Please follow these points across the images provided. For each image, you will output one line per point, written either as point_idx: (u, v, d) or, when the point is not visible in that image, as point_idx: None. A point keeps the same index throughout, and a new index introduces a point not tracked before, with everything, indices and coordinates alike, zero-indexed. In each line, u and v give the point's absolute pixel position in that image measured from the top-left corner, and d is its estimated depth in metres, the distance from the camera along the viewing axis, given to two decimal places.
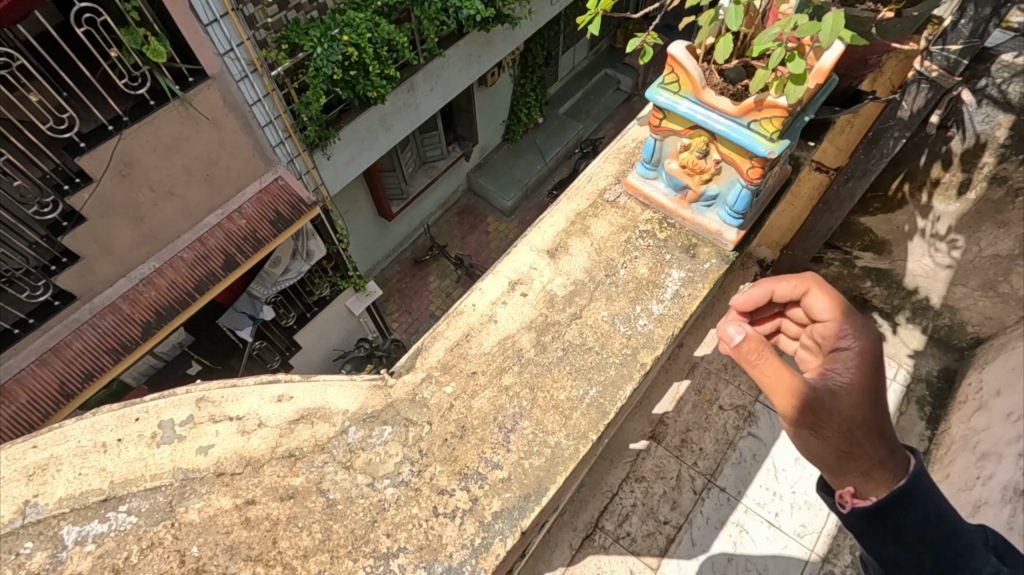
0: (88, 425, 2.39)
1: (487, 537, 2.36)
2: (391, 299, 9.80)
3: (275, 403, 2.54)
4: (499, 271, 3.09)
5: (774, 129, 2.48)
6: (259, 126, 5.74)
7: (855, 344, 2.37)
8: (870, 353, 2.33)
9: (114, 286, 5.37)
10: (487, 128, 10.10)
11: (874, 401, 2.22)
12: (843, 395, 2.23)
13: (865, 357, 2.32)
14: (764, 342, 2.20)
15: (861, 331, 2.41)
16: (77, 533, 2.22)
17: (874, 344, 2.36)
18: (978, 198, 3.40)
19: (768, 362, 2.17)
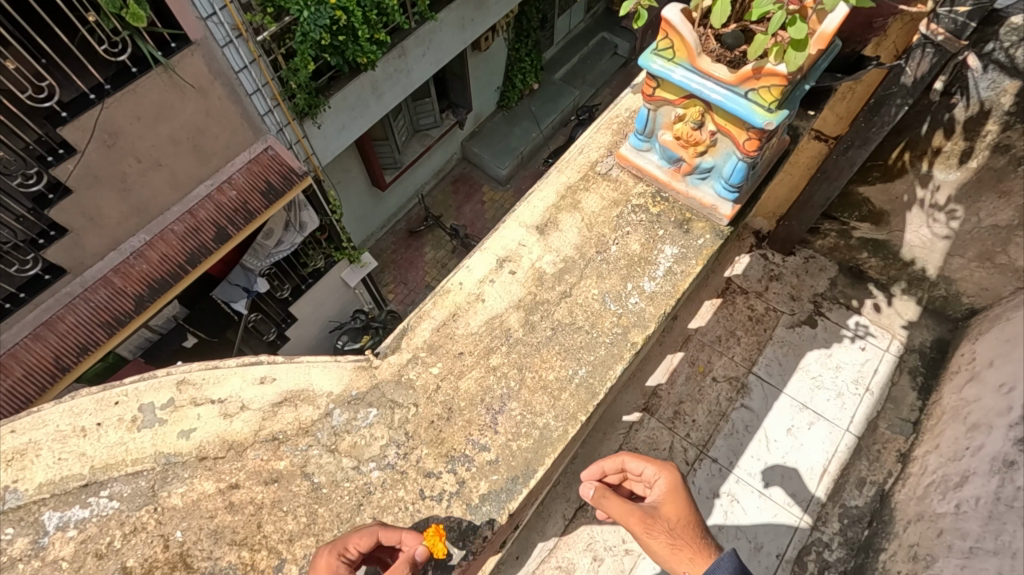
0: (65, 410, 2.68)
1: (475, 519, 2.59)
2: (385, 270, 9.66)
3: (258, 385, 2.82)
4: (487, 249, 3.22)
5: (773, 98, 2.38)
6: (246, 94, 5.49)
7: (664, 481, 2.64)
8: (672, 489, 2.60)
9: (105, 260, 5.28)
10: (481, 95, 9.83)
11: (685, 513, 2.56)
12: (663, 511, 2.56)
13: (668, 495, 2.60)
14: (610, 501, 2.60)
15: (659, 472, 2.66)
16: (57, 519, 2.53)
17: (678, 476, 2.63)
18: (978, 167, 3.28)
19: (615, 512, 2.58)
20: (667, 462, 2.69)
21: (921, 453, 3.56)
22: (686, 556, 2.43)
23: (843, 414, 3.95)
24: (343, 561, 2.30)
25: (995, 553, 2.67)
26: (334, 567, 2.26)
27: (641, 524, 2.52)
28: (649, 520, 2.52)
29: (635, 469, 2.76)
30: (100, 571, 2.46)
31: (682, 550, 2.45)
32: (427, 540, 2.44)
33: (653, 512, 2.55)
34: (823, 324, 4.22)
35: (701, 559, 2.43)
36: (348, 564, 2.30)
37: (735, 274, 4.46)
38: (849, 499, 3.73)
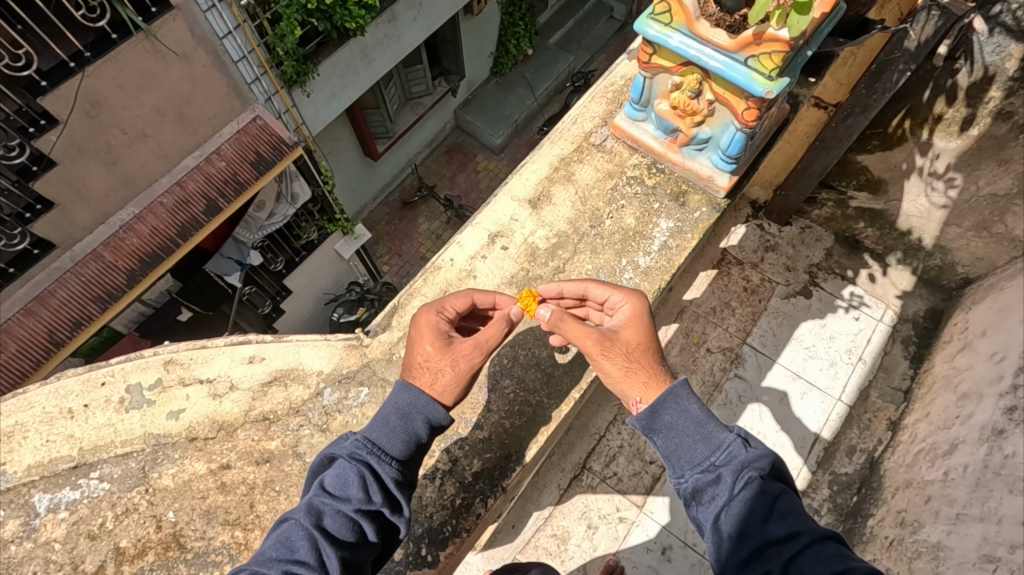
0: (52, 392, 2.85)
1: (468, 497, 2.70)
2: (380, 241, 9.56)
3: (247, 364, 2.93)
4: (479, 224, 3.23)
5: (774, 66, 2.29)
6: (231, 62, 5.21)
7: (628, 306, 2.52)
8: (635, 316, 2.49)
9: (94, 234, 5.18)
10: (474, 61, 9.56)
11: (646, 339, 2.44)
12: (622, 335, 2.44)
13: (630, 320, 2.48)
14: (569, 323, 2.47)
15: (625, 298, 2.55)
16: (47, 501, 2.70)
17: (643, 303, 2.53)
18: (980, 135, 3.20)
19: (573, 331, 2.46)
20: (633, 290, 2.58)
21: (911, 422, 3.56)
22: (640, 379, 2.33)
23: (836, 383, 3.98)
24: (443, 319, 2.56)
25: (982, 519, 2.62)
26: (435, 322, 2.51)
27: (598, 344, 2.40)
28: (606, 340, 2.40)
29: (600, 297, 2.66)
30: (94, 551, 2.62)
31: (636, 373, 2.35)
32: (521, 300, 2.74)
33: (612, 336, 2.43)
34: (817, 294, 4.21)
35: (657, 384, 2.31)
36: (447, 320, 2.57)
37: (731, 245, 4.40)
38: (839, 467, 3.76)
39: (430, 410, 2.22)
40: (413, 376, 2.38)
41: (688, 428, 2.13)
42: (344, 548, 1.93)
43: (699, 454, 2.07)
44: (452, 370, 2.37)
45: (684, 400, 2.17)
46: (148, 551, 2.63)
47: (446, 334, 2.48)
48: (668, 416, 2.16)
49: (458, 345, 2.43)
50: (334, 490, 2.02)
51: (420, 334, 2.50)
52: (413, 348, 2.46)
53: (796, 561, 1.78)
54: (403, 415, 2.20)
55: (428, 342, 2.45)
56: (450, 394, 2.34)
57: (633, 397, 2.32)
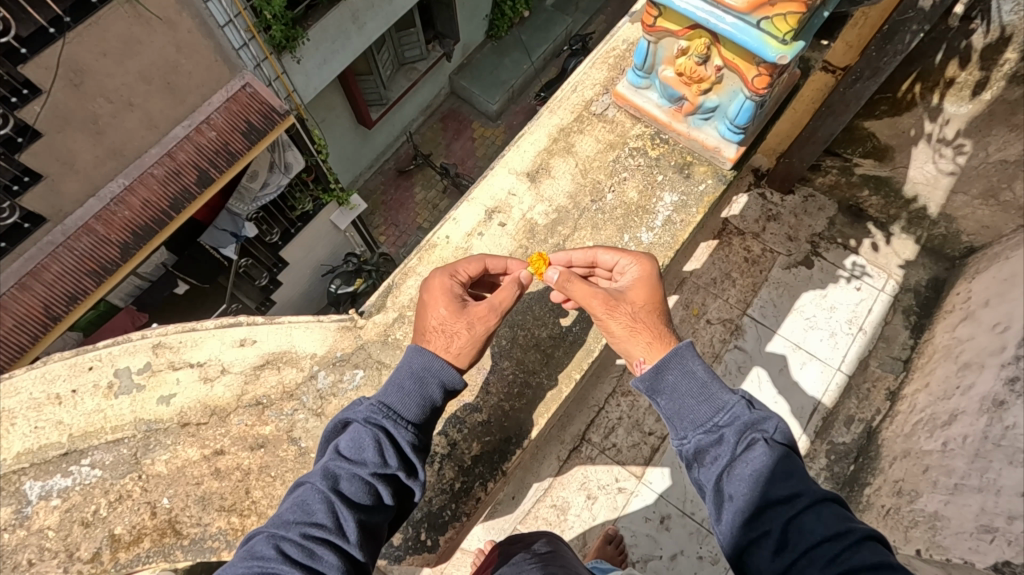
0: (38, 377, 2.86)
1: (468, 481, 2.70)
2: (376, 212, 9.41)
3: (238, 347, 2.92)
4: (475, 200, 3.14)
5: (788, 28, 2.16)
6: (217, 26, 4.92)
7: (634, 268, 2.48)
8: (643, 277, 2.44)
9: (84, 208, 5.00)
10: (468, 24, 9.22)
11: (654, 300, 2.39)
12: (629, 296, 2.40)
13: (637, 281, 2.43)
14: (575, 284, 2.43)
15: (633, 261, 2.50)
16: (39, 488, 2.74)
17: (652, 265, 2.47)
18: (993, 99, 3.06)
19: (579, 292, 2.42)
20: (643, 254, 2.53)
21: (910, 392, 3.52)
22: (644, 339, 2.28)
23: (836, 352, 3.93)
24: (456, 284, 2.50)
25: (980, 490, 2.61)
26: (449, 285, 2.46)
27: (603, 304, 2.35)
28: (613, 300, 2.36)
29: (608, 262, 2.62)
30: (88, 539, 2.67)
31: (641, 332, 2.30)
32: (531, 263, 2.69)
33: (619, 296, 2.38)
34: (819, 264, 4.13)
35: (660, 344, 2.27)
36: (459, 284, 2.51)
37: (732, 214, 4.33)
38: (836, 436, 3.74)
39: (443, 373, 2.17)
40: (425, 340, 2.33)
41: (691, 389, 2.08)
42: (361, 511, 1.88)
43: (702, 414, 2.02)
44: (466, 333, 2.33)
45: (688, 360, 2.13)
46: (143, 538, 2.66)
47: (460, 298, 2.43)
48: (672, 377, 2.12)
49: (472, 308, 2.39)
50: (349, 455, 1.97)
51: (432, 298, 2.44)
52: (425, 313, 2.41)
53: (797, 520, 1.73)
54: (418, 378, 2.15)
55: (442, 305, 2.39)
56: (464, 358, 2.30)
57: (636, 357, 2.28)
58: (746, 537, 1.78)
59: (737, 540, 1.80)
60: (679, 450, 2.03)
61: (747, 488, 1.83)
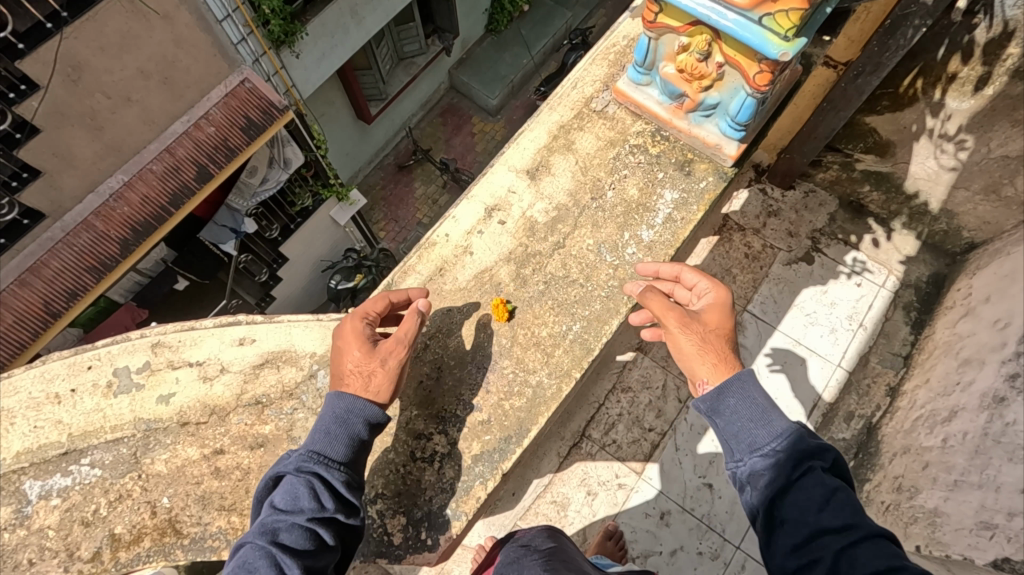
0: (38, 376, 2.87)
1: (468, 480, 2.70)
2: (375, 207, 9.39)
3: (238, 346, 2.91)
4: (474, 197, 3.14)
5: (790, 25, 2.15)
6: (216, 21, 4.86)
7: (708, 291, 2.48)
8: (718, 301, 2.44)
9: (83, 204, 4.99)
10: (468, 19, 9.16)
11: (725, 326, 2.40)
12: (702, 318, 2.41)
13: (713, 305, 2.43)
14: (652, 297, 2.51)
15: (709, 284, 2.50)
16: (39, 488, 2.74)
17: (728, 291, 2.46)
18: (995, 94, 3.04)
19: (657, 305, 2.49)
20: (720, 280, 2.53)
21: (910, 388, 3.52)
22: (710, 360, 2.31)
23: (836, 348, 3.92)
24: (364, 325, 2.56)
25: (980, 486, 2.61)
26: (357, 328, 2.51)
27: (677, 318, 2.40)
28: (687, 318, 2.39)
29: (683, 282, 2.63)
30: (89, 538, 2.67)
31: (709, 353, 2.32)
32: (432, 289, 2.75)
33: (693, 316, 2.41)
34: (820, 260, 4.12)
35: (725, 367, 2.28)
36: (370, 323, 2.57)
37: (733, 210, 4.32)
38: (836, 432, 3.73)
39: (366, 410, 2.28)
40: (344, 384, 2.38)
41: (750, 413, 2.13)
42: (306, 558, 1.99)
43: (757, 437, 2.07)
44: (381, 371, 2.41)
45: (751, 387, 2.16)
46: (143, 538, 2.66)
47: (371, 337, 2.49)
48: (732, 401, 2.17)
49: (383, 345, 2.46)
50: (285, 507, 2.07)
51: (344, 342, 2.50)
52: (340, 359, 2.45)
53: (847, 551, 1.79)
54: (342, 420, 2.25)
55: (353, 348, 2.45)
56: (386, 393, 2.38)
57: (699, 377, 2.31)
58: (795, 562, 1.86)
59: (786, 563, 1.89)
60: (734, 474, 2.09)
61: (799, 516, 1.90)
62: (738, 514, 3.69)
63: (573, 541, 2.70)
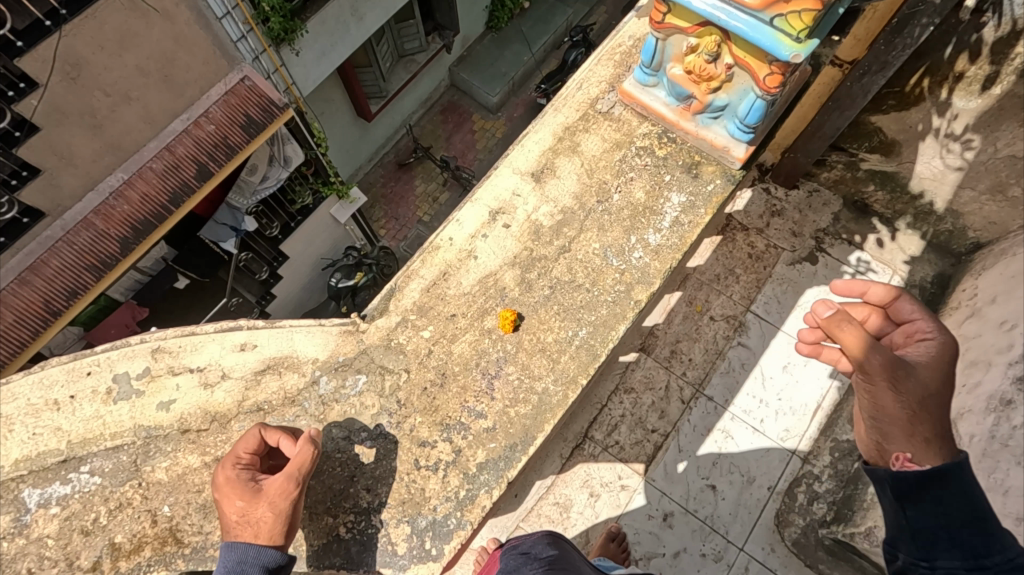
0: (36, 382, 2.83)
1: (473, 489, 2.68)
2: (376, 206, 9.35)
3: (238, 352, 2.89)
4: (478, 200, 3.10)
5: (803, 26, 2.12)
6: (214, 19, 4.78)
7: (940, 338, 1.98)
8: (944, 354, 1.95)
9: (84, 202, 4.93)
10: (468, 16, 9.10)
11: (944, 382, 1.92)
12: (918, 369, 1.92)
13: (934, 360, 1.94)
14: (847, 329, 1.99)
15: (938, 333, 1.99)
16: (37, 496, 2.71)
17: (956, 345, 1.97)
18: (1003, 93, 3.00)
19: (851, 343, 1.98)
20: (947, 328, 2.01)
21: None
22: (921, 431, 1.86)
23: None
24: (242, 468, 2.45)
25: (987, 490, 2.58)
26: (233, 476, 2.40)
27: (885, 372, 1.90)
28: (897, 370, 1.89)
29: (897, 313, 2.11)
30: (89, 547, 2.65)
31: (920, 419, 1.87)
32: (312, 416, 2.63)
33: (906, 365, 1.92)
34: (824, 260, 4.07)
35: (942, 445, 1.85)
36: (247, 466, 2.46)
37: (736, 210, 4.28)
38: (842, 434, 3.67)
39: (261, 556, 2.27)
40: (234, 536, 2.33)
41: (971, 518, 1.72)
42: None
43: (969, 545, 1.69)
44: (271, 514, 2.34)
45: (971, 487, 1.75)
46: (144, 547, 2.64)
47: (252, 482, 2.40)
48: (942, 490, 1.76)
49: (266, 487, 2.37)
50: None
51: (223, 493, 2.40)
52: (222, 511, 2.37)
53: None
54: (236, 573, 2.23)
55: (235, 497, 2.37)
56: (279, 536, 2.33)
57: (900, 449, 1.89)
58: None
59: None
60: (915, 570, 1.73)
61: None
62: (742, 516, 3.67)
63: (580, 552, 2.65)
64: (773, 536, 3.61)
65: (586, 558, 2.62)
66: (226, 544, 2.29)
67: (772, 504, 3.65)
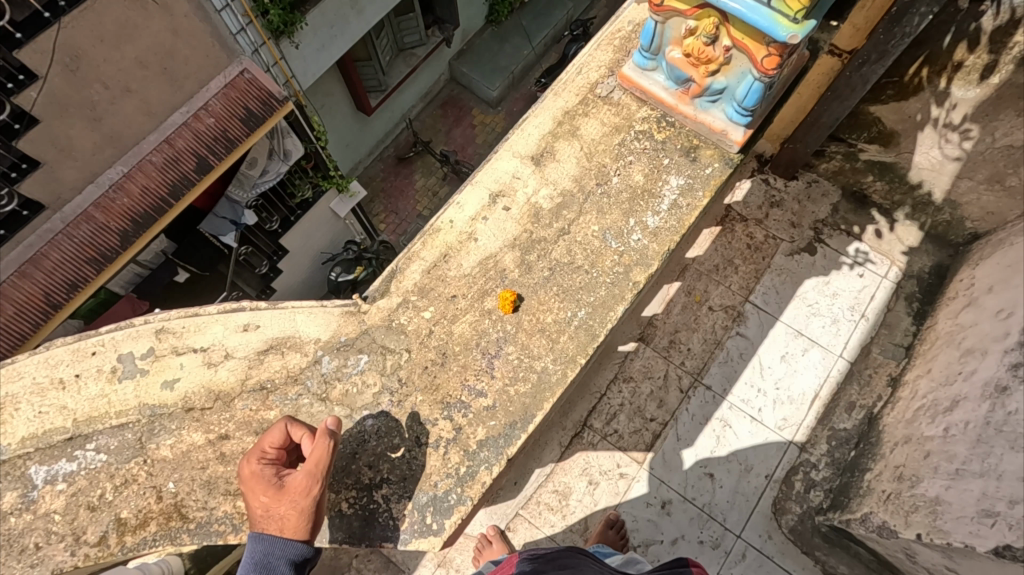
0: (42, 361, 2.86)
1: (472, 465, 2.71)
2: (376, 199, 9.37)
3: (242, 334, 2.91)
4: (479, 183, 3.12)
5: (799, 8, 2.21)
6: (213, 10, 4.55)
7: None
8: None
9: (83, 195, 4.68)
10: (468, 9, 9.04)
11: None
12: None
13: None
14: None
15: None
16: (44, 473, 2.75)
17: None
18: (1001, 83, 3.01)
19: None
20: None
21: (912, 378, 3.49)
22: None
23: (837, 339, 3.91)
24: (268, 463, 2.49)
25: (981, 475, 2.60)
26: (258, 471, 2.44)
27: None
28: None
29: None
30: (95, 522, 2.68)
31: None
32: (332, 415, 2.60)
33: None
34: (822, 250, 4.10)
35: None
36: (272, 462, 2.49)
37: (735, 200, 4.31)
38: (838, 422, 3.72)
39: (288, 549, 2.35)
40: (261, 529, 2.39)
41: None
42: None
43: None
44: (294, 510, 2.38)
45: None
46: (149, 522, 2.68)
47: (276, 478, 2.43)
48: None
49: (289, 485, 2.39)
50: None
51: (249, 486, 2.45)
52: (249, 504, 2.42)
53: None
54: (264, 565, 2.32)
55: (260, 492, 2.41)
56: (303, 531, 2.38)
57: None
58: None
59: None
60: None
61: None
62: (739, 503, 3.71)
63: (598, 562, 2.60)
64: (770, 523, 3.65)
65: (602, 568, 2.56)
66: (253, 537, 2.36)
67: (770, 492, 3.69)
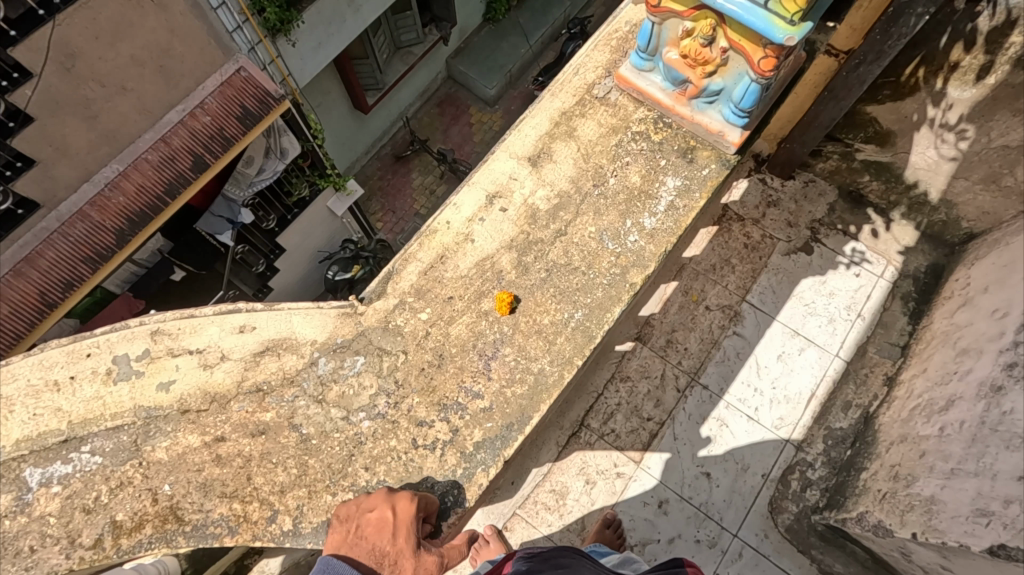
0: (36, 363, 2.85)
1: (469, 466, 2.71)
2: (372, 197, 9.35)
3: (238, 335, 2.91)
4: (476, 184, 3.12)
5: (796, 10, 2.22)
6: (210, 9, 4.52)
7: None
8: None
9: (79, 193, 4.66)
10: (465, 7, 9.01)
11: None
12: None
13: None
14: None
15: None
16: (39, 475, 2.74)
17: None
18: (997, 84, 3.02)
19: None
20: None
21: (908, 377, 3.50)
22: None
23: (833, 339, 3.92)
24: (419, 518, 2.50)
25: (976, 475, 2.61)
26: (417, 524, 2.45)
27: None
28: None
29: None
30: (90, 525, 2.67)
31: None
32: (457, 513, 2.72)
33: None
34: (818, 250, 4.11)
35: None
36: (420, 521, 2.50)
37: (732, 200, 4.31)
38: (834, 421, 3.73)
39: None
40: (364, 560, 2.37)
41: None
42: None
43: None
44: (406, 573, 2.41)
45: None
46: (145, 525, 2.67)
47: (420, 538, 2.45)
48: None
49: (420, 556, 2.43)
50: None
51: (397, 525, 2.44)
52: (376, 538, 2.41)
53: None
54: None
55: (405, 539, 2.42)
56: None
57: None
58: None
59: None
60: None
61: None
62: (735, 502, 3.72)
63: (592, 562, 2.63)
64: (767, 522, 3.65)
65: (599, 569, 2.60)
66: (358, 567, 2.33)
67: (766, 491, 3.70)
